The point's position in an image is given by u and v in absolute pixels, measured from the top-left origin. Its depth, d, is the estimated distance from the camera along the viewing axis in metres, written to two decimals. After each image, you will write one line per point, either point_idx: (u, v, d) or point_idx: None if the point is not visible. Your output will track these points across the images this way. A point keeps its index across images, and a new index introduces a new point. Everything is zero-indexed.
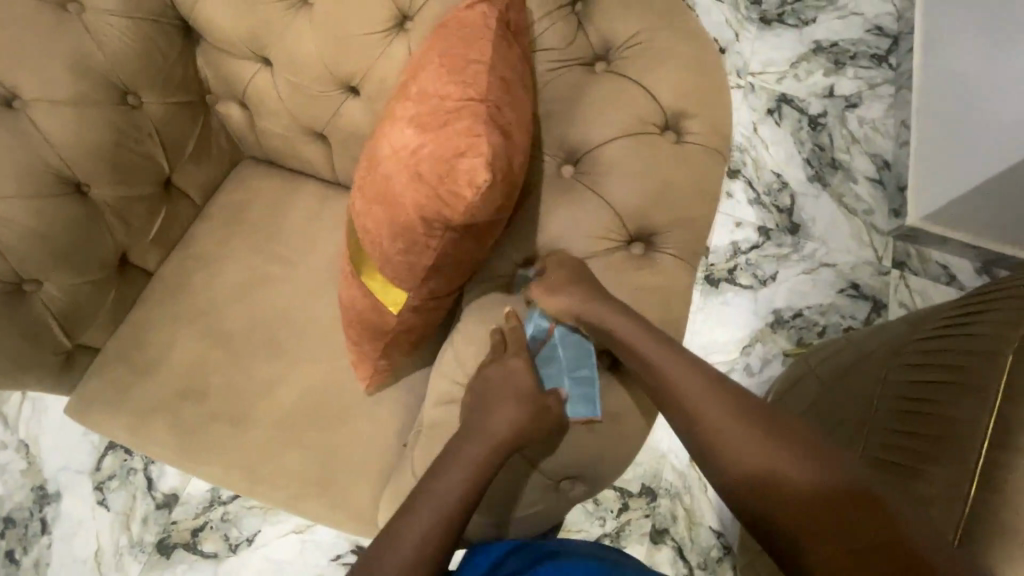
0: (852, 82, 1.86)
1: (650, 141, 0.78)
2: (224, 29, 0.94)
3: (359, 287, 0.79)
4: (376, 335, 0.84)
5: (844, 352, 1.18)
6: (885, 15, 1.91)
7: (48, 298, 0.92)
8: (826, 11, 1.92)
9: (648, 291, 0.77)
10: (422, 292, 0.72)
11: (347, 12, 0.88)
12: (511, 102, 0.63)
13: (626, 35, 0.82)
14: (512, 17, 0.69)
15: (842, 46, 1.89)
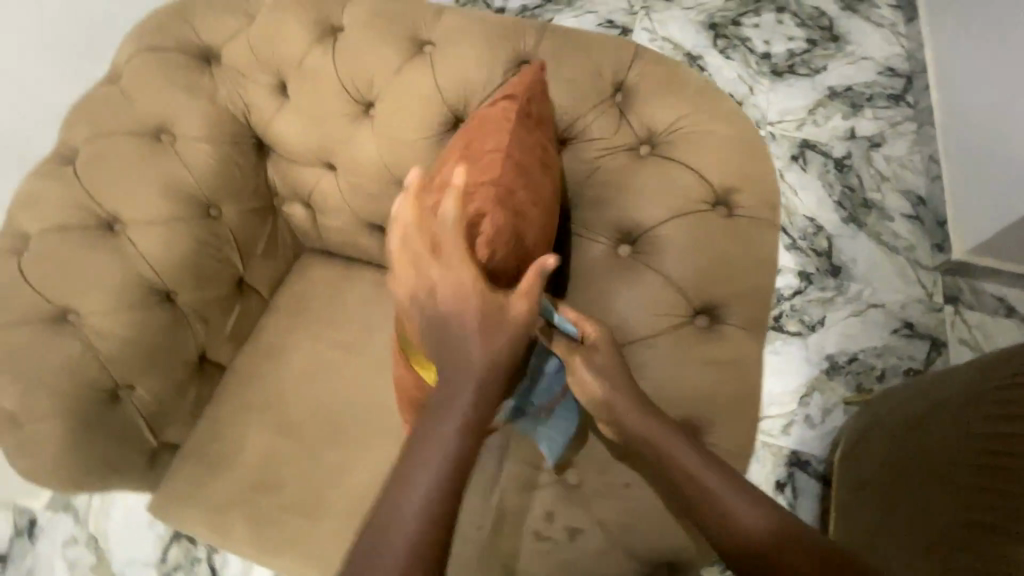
0: (871, 122, 1.89)
1: (703, 218, 0.81)
2: (292, 142, 1.02)
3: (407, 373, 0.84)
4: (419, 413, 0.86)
5: (913, 400, 1.17)
6: (895, 57, 1.96)
7: (138, 401, 0.97)
8: (836, 58, 1.97)
9: (720, 365, 0.77)
10: None
11: (406, 119, 0.95)
12: (523, 181, 0.78)
13: (669, 120, 0.88)
14: (533, 109, 0.83)
15: (856, 90, 1.93)
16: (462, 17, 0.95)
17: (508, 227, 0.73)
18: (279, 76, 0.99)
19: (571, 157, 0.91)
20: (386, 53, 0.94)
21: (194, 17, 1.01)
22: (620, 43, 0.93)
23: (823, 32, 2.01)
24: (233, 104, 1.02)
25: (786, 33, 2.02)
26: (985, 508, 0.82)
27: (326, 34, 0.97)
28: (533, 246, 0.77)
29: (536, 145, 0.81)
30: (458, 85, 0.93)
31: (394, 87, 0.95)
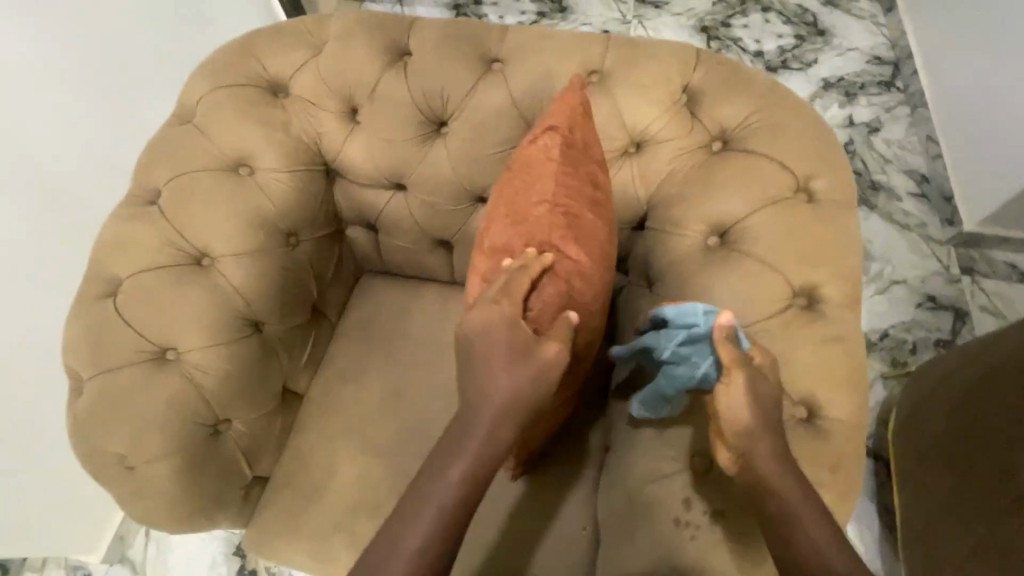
0: (867, 109, 1.97)
1: (789, 205, 0.86)
2: (364, 166, 1.04)
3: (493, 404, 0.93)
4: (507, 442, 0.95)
5: (970, 364, 1.21)
6: (880, 46, 2.05)
7: (237, 435, 0.97)
8: (825, 52, 2.05)
9: (828, 342, 0.79)
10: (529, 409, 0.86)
11: (481, 135, 0.98)
12: (576, 229, 0.81)
13: (739, 116, 0.92)
14: (572, 141, 0.84)
15: (848, 79, 2.01)
16: (527, 35, 0.99)
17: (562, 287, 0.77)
18: (350, 102, 1.02)
19: (649, 158, 0.95)
20: (459, 73, 0.98)
21: (260, 51, 1.03)
22: (680, 48, 0.98)
23: (809, 28, 2.09)
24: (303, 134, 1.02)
25: (775, 31, 2.09)
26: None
27: (396, 60, 1.00)
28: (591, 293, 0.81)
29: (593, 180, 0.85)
30: (533, 98, 0.96)
31: (468, 105, 0.98)
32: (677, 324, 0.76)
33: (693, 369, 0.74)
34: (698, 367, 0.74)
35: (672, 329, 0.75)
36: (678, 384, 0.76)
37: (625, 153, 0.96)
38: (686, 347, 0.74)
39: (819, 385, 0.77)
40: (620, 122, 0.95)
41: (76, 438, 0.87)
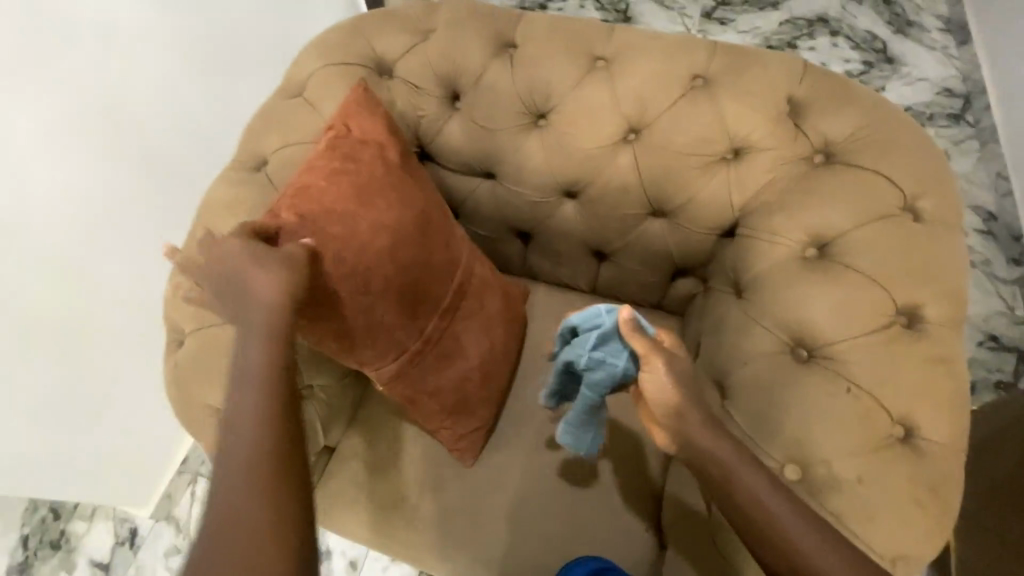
0: (935, 141, 1.92)
1: (895, 221, 0.85)
2: (459, 152, 1.07)
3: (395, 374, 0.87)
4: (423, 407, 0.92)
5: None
6: (950, 77, 2.00)
7: (316, 401, 0.99)
8: (892, 79, 2.02)
9: (934, 364, 0.77)
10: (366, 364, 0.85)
11: (580, 131, 1.00)
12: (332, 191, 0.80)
13: (845, 131, 0.92)
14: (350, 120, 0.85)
15: (916, 110, 1.97)
16: (633, 34, 1.01)
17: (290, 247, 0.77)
18: (452, 89, 1.04)
19: (747, 166, 0.95)
20: (563, 67, 0.99)
21: (369, 34, 1.06)
22: (788, 59, 0.97)
23: (876, 54, 2.05)
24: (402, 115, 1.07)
25: (842, 55, 2.06)
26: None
27: (501, 50, 1.02)
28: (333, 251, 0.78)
29: (358, 160, 0.81)
30: (636, 97, 0.97)
31: (572, 98, 0.99)
32: (586, 329, 0.78)
33: (611, 369, 0.77)
34: (616, 365, 0.76)
35: (582, 337, 0.77)
36: (602, 388, 0.79)
37: (722, 159, 0.96)
38: (599, 350, 0.77)
39: (918, 407, 0.76)
40: (722, 127, 0.95)
41: (174, 385, 0.91)
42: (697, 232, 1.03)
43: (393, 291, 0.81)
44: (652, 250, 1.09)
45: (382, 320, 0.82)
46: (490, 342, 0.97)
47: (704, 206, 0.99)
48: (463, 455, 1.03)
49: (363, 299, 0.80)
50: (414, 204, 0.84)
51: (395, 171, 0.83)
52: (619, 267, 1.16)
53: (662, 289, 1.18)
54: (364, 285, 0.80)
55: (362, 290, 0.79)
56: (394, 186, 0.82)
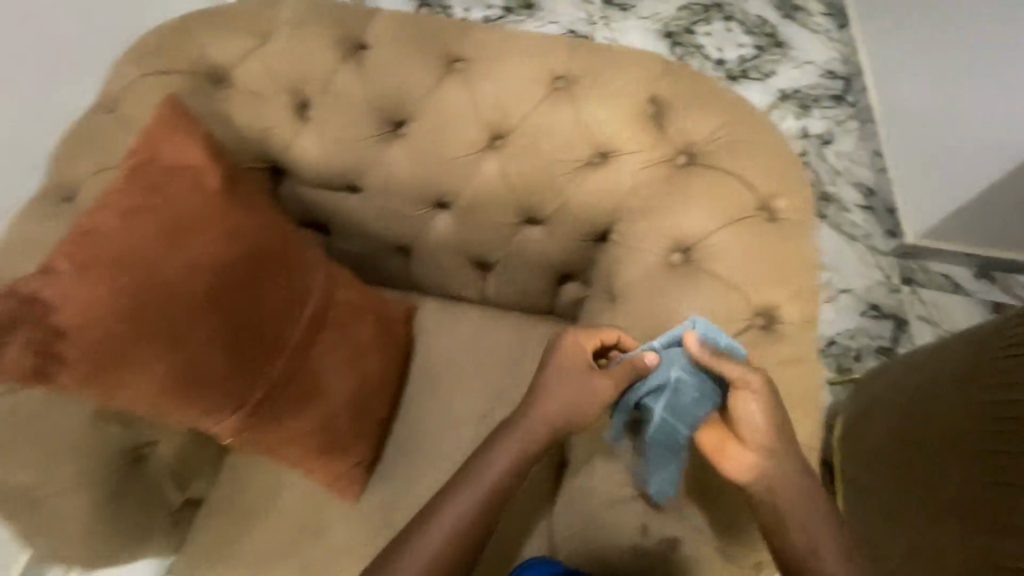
0: (821, 122, 2.02)
1: (750, 223, 0.86)
2: (315, 164, 0.97)
3: (242, 422, 0.78)
4: (295, 446, 0.85)
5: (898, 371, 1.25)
6: (834, 60, 2.08)
7: (163, 458, 0.90)
8: (781, 63, 2.09)
9: (788, 363, 0.81)
10: (205, 419, 0.76)
11: (444, 138, 0.94)
12: (122, 234, 0.68)
13: (706, 132, 0.91)
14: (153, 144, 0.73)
15: (804, 92, 2.05)
16: (492, 34, 0.95)
17: (73, 305, 0.66)
18: (301, 97, 0.94)
19: (614, 170, 0.93)
20: (418, 70, 0.92)
21: (198, 35, 0.94)
22: (649, 59, 0.96)
23: (767, 38, 2.11)
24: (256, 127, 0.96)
25: (736, 40, 2.11)
26: (984, 466, 0.93)
27: (350, 52, 0.93)
28: (126, 304, 0.67)
29: (166, 195, 0.71)
30: (496, 102, 0.92)
31: (430, 106, 0.93)
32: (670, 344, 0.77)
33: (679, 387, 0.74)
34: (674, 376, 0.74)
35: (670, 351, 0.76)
36: (686, 415, 0.75)
37: (590, 163, 0.94)
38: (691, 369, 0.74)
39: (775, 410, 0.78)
40: (585, 132, 0.92)
41: None
42: (573, 239, 1.00)
43: (218, 341, 0.72)
44: (533, 258, 1.05)
45: (207, 372, 0.73)
46: (361, 376, 0.88)
47: (577, 212, 0.96)
48: (345, 492, 0.97)
49: (180, 353, 0.71)
50: (243, 238, 0.74)
51: (216, 201, 0.73)
52: (504, 275, 1.11)
53: (551, 296, 1.14)
54: (180, 338, 0.70)
55: (177, 344, 0.70)
56: (216, 221, 0.72)
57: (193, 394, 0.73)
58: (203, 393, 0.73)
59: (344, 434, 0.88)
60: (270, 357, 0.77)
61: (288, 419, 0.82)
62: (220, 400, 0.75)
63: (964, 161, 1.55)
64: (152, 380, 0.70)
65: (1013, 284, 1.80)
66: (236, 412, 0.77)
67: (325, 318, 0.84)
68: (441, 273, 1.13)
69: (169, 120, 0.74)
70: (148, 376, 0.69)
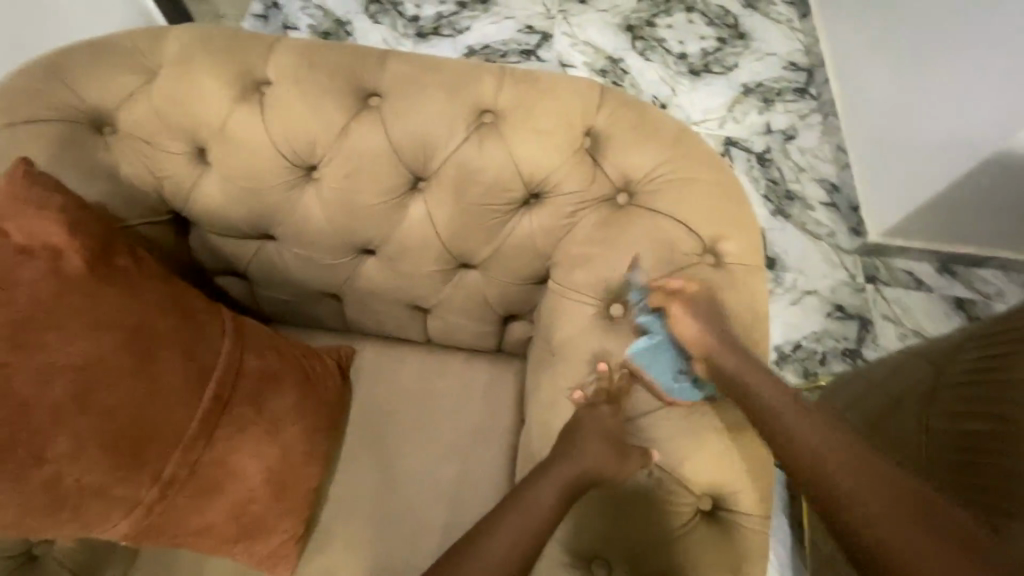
0: (784, 116, 1.89)
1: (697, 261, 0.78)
2: (221, 213, 0.88)
3: (136, 525, 0.70)
4: (203, 537, 0.76)
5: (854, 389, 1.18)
6: (796, 51, 1.97)
7: (62, 553, 0.81)
8: (744, 56, 1.96)
9: (735, 426, 0.75)
10: (91, 528, 0.67)
11: (361, 183, 0.85)
12: None
13: (645, 168, 0.84)
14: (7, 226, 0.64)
15: (767, 85, 1.93)
16: (408, 65, 0.87)
17: None
18: (197, 140, 0.84)
19: (548, 213, 0.85)
20: (327, 109, 0.83)
21: (72, 75, 0.83)
22: (584, 85, 0.87)
23: (729, 30, 2.00)
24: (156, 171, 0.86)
25: (696, 32, 1.99)
26: None
27: (250, 91, 0.84)
28: None
29: (16, 286, 0.62)
30: (415, 141, 0.83)
31: (343, 149, 0.84)
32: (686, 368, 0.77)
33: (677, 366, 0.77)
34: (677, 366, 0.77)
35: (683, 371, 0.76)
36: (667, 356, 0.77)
37: (524, 205, 0.86)
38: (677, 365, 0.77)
39: (720, 475, 0.74)
40: (516, 170, 0.83)
41: None
42: (510, 283, 0.93)
43: (91, 446, 0.64)
44: (471, 303, 0.98)
45: (76, 479, 0.64)
46: (279, 450, 0.78)
47: (511, 257, 0.89)
48: (277, 570, 0.85)
49: (42, 468, 0.62)
50: (115, 325, 0.66)
51: (77, 286, 0.64)
52: (443, 319, 1.03)
53: (497, 337, 1.07)
54: (42, 450, 0.62)
55: (38, 458, 0.61)
56: (80, 310, 0.64)
57: (66, 505, 0.64)
58: (80, 502, 0.65)
59: (263, 517, 0.79)
60: (159, 452, 0.68)
61: (189, 512, 0.73)
62: (103, 507, 0.66)
63: (926, 156, 1.47)
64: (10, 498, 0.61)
65: (975, 279, 1.70)
66: (126, 515, 0.68)
67: (232, 393, 0.75)
68: (375, 318, 1.05)
69: (21, 195, 0.65)
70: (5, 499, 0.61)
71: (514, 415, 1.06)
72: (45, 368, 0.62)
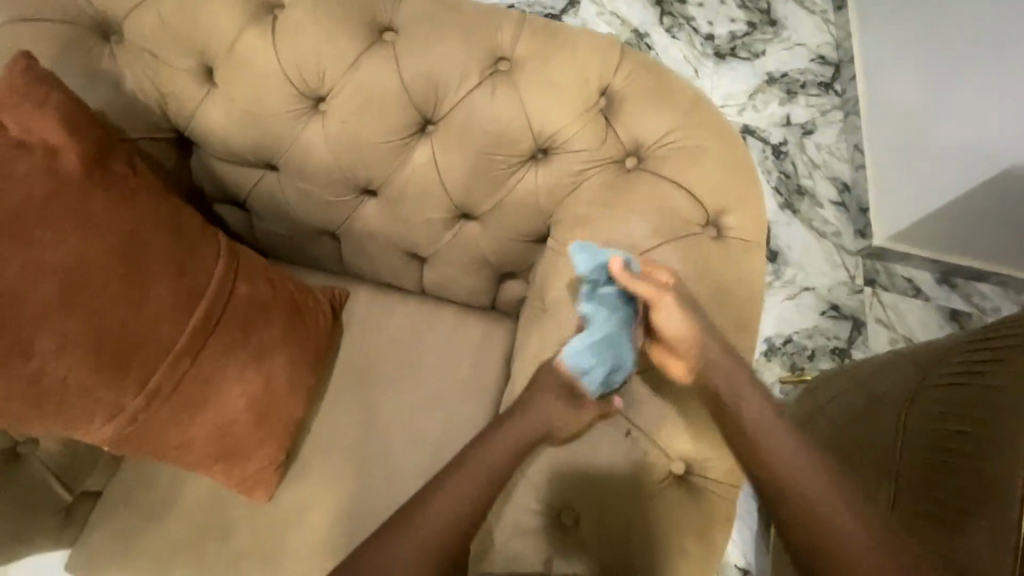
0: (805, 110, 1.86)
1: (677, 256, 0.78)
2: (225, 137, 0.87)
3: (118, 432, 0.71)
4: (187, 452, 0.78)
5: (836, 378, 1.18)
6: (825, 44, 1.92)
7: (46, 455, 0.81)
8: (773, 43, 1.91)
9: (715, 397, 0.76)
10: (76, 430, 0.69)
11: (369, 120, 0.84)
12: None
13: (657, 133, 0.83)
14: (8, 119, 0.63)
15: (792, 76, 1.88)
16: (426, 2, 0.84)
17: None
18: (205, 58, 0.83)
19: (554, 169, 0.84)
20: (339, 39, 0.81)
21: None
22: (606, 40, 0.85)
23: (761, 15, 1.93)
24: (162, 86, 0.84)
25: (727, 13, 1.93)
26: None
27: (263, 13, 0.82)
28: None
29: (8, 178, 0.61)
30: (425, 81, 0.82)
31: (352, 82, 0.82)
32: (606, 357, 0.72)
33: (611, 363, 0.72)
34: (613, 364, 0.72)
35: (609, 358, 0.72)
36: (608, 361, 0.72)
37: (531, 159, 0.85)
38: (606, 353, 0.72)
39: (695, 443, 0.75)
40: (527, 122, 0.82)
41: None
42: (510, 238, 0.92)
43: (76, 349, 0.64)
44: (469, 255, 0.97)
45: (61, 378, 0.64)
46: (262, 377, 0.80)
47: (513, 211, 0.88)
48: (255, 493, 0.88)
49: (28, 363, 0.62)
50: (107, 231, 0.66)
51: (74, 186, 0.64)
52: (439, 271, 1.04)
53: (490, 293, 1.07)
54: (29, 345, 0.62)
55: (23, 353, 0.62)
56: (74, 211, 0.64)
57: (51, 402, 0.65)
58: (66, 401, 0.66)
59: (243, 439, 0.81)
60: (145, 363, 0.69)
61: (170, 425, 0.74)
62: (87, 409, 0.67)
63: (942, 163, 1.44)
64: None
65: (973, 294, 1.69)
66: (110, 419, 0.69)
67: (221, 315, 0.75)
68: (372, 262, 1.05)
69: (24, 87, 0.64)
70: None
71: (501, 372, 1.07)
72: (36, 267, 0.62)
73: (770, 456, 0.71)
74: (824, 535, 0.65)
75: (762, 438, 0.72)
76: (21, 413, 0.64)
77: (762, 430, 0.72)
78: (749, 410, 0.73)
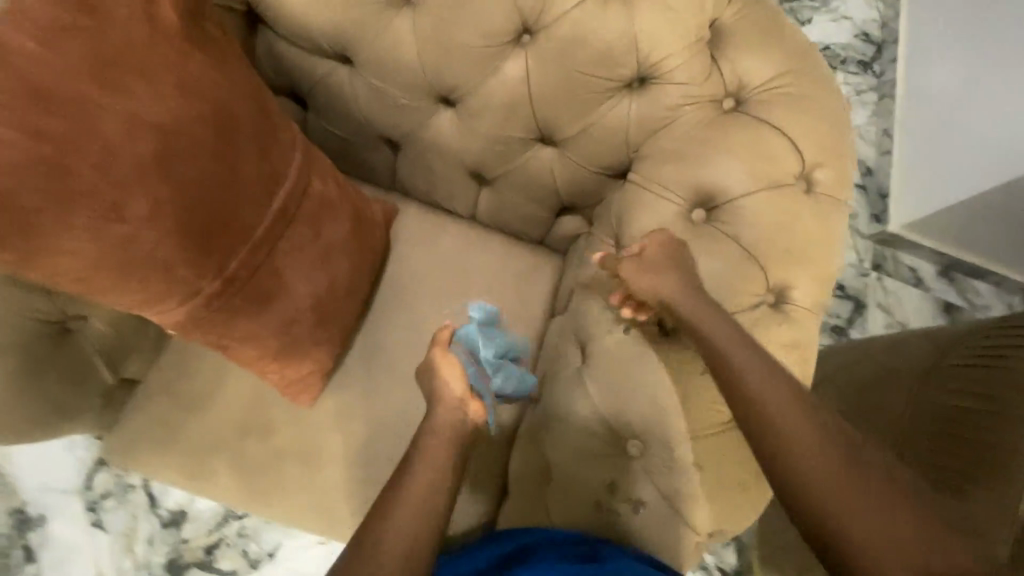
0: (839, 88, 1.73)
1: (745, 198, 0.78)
2: (304, 19, 0.81)
3: (193, 314, 0.68)
4: (248, 344, 0.75)
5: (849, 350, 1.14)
6: (872, 21, 1.77)
7: (94, 333, 0.78)
8: (819, 13, 1.77)
9: (787, 348, 0.76)
10: (151, 306, 0.65)
11: (463, 19, 0.78)
12: (51, 58, 0.53)
13: (761, 76, 0.80)
14: None
15: (834, 50, 1.75)
16: None
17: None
18: None
19: (650, 100, 0.80)
20: None
21: None
22: None
23: None
24: None
25: None
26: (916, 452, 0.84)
27: None
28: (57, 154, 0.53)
29: (105, 20, 0.55)
30: None
31: None
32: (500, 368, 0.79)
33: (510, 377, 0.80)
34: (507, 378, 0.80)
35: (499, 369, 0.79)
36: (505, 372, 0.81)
37: (627, 88, 0.81)
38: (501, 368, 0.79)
39: None
40: (634, 43, 0.76)
41: None
42: (585, 169, 0.89)
43: (167, 219, 0.60)
44: (538, 183, 0.94)
45: (148, 248, 0.60)
46: (329, 276, 0.77)
47: (596, 141, 0.85)
48: (302, 396, 0.86)
49: (120, 228, 0.58)
50: (204, 96, 0.61)
51: (173, 41, 0.59)
52: (499, 195, 1.00)
53: (545, 226, 1.04)
54: (119, 210, 0.57)
55: (116, 217, 0.57)
56: (173, 70, 0.59)
57: (134, 272, 0.61)
58: (150, 274, 0.62)
59: (304, 339, 0.79)
60: (229, 246, 0.66)
61: (239, 315, 0.71)
62: (169, 285, 0.64)
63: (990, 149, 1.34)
64: (81, 250, 0.58)
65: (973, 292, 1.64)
66: (188, 299, 0.66)
67: (296, 208, 0.72)
68: (429, 178, 1.00)
69: None
70: (76, 250, 0.57)
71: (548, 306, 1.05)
72: (133, 124, 0.56)
73: (778, 418, 0.64)
74: (849, 504, 0.58)
75: (767, 400, 0.65)
76: (103, 280, 0.60)
77: (766, 393, 0.66)
78: (750, 376, 0.66)
